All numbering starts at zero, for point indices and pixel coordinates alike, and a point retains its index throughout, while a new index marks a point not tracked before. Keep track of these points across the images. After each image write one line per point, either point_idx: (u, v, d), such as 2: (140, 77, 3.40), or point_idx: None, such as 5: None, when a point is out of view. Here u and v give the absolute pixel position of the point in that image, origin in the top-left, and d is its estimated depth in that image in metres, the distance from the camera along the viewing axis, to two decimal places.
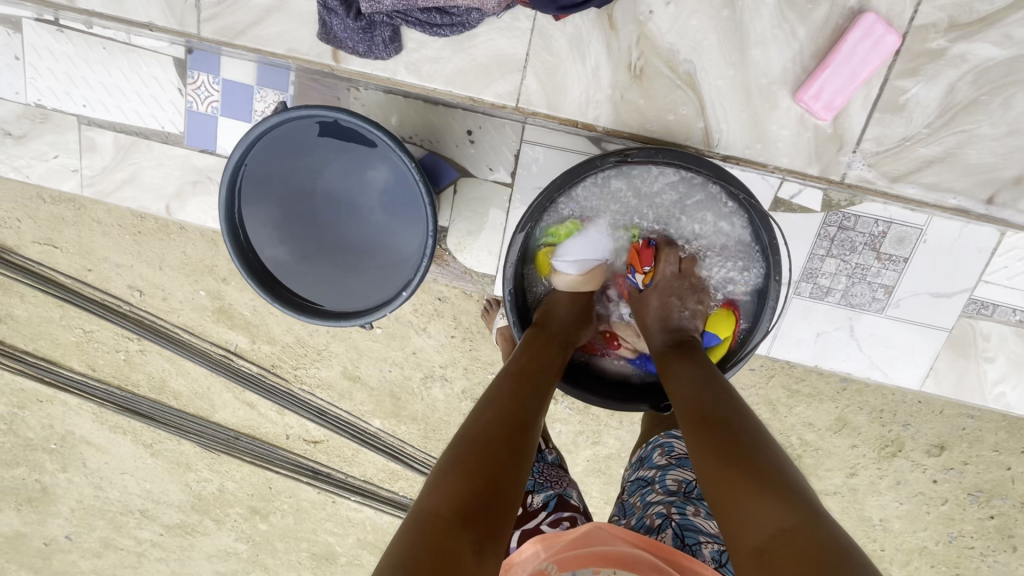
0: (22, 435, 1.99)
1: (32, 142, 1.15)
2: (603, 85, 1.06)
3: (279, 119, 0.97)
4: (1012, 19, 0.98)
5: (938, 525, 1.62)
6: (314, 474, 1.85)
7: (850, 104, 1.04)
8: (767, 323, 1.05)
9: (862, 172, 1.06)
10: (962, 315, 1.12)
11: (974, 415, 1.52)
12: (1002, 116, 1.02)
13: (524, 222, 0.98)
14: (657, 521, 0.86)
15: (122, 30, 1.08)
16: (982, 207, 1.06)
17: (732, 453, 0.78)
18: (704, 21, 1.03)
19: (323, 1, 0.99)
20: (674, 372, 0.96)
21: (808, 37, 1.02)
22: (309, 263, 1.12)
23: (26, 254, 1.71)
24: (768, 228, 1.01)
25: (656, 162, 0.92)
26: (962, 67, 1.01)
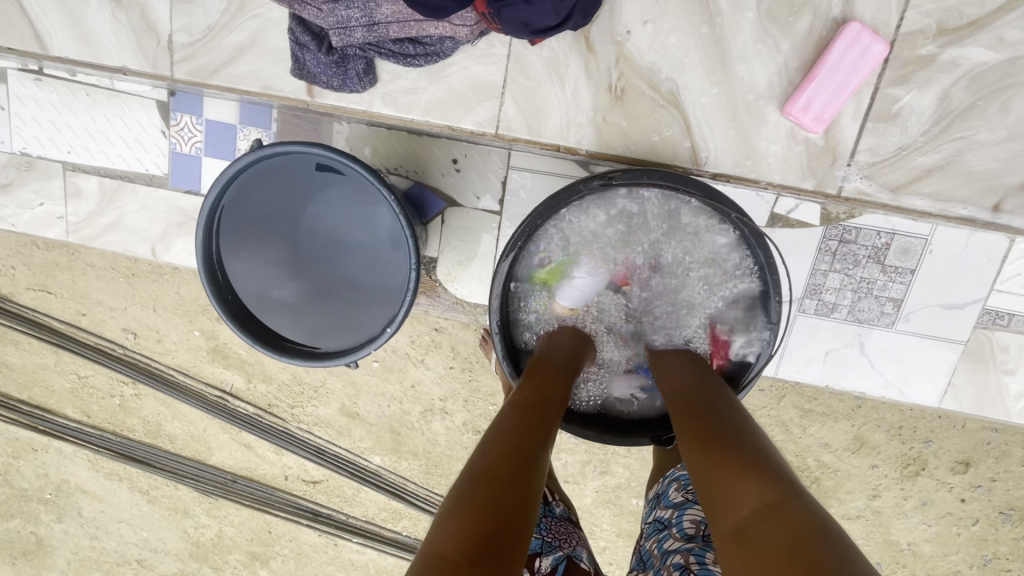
0: (17, 485, 1.95)
1: (18, 191, 1.14)
2: (585, 108, 1.05)
3: (254, 158, 0.95)
4: (1004, 21, 0.97)
5: (970, 547, 1.54)
6: (314, 515, 1.79)
7: (842, 116, 1.02)
8: (769, 346, 1.01)
9: (860, 184, 1.04)
10: (977, 326, 1.06)
11: (997, 429, 1.45)
12: (1001, 121, 1.00)
13: (506, 254, 0.96)
14: (675, 574, 0.79)
15: (105, 77, 1.08)
16: (988, 215, 1.03)
17: (724, 444, 0.80)
18: (684, 38, 1.02)
19: (295, 37, 1.00)
20: (665, 375, 0.99)
21: (793, 49, 1.01)
22: (293, 301, 1.10)
23: (21, 301, 1.71)
24: (762, 245, 0.97)
25: (639, 183, 0.90)
26: (955, 72, 0.99)
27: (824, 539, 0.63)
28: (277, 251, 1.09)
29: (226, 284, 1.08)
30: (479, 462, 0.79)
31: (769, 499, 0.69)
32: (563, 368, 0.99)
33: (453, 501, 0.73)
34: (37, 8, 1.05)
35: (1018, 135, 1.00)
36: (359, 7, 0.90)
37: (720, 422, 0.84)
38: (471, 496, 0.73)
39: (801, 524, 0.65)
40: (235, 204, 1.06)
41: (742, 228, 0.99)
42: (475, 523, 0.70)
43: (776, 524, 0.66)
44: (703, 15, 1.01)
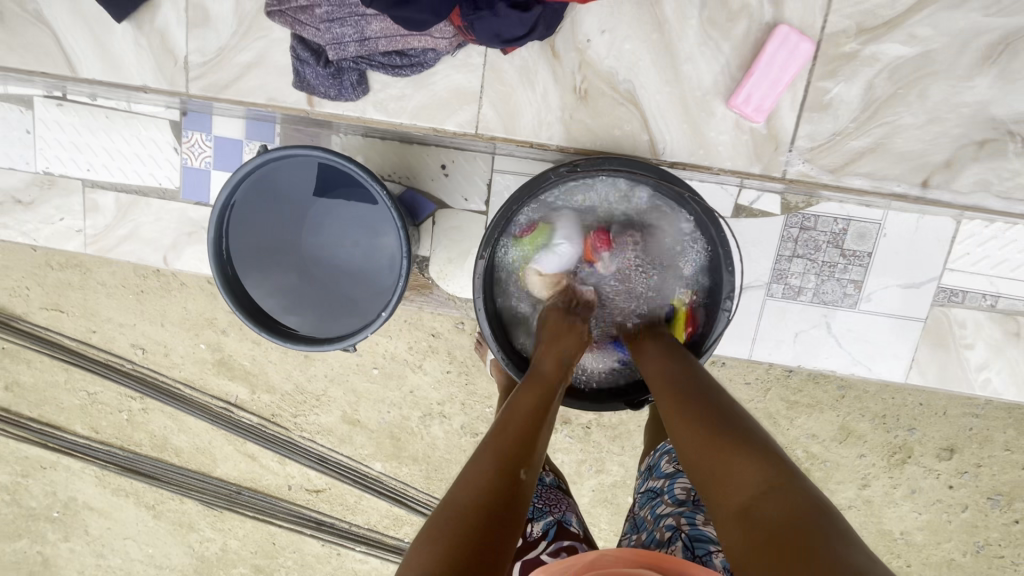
0: (26, 504, 1.98)
1: (40, 208, 1.21)
2: (552, 106, 1.03)
3: (259, 161, 0.99)
4: (916, 19, 0.95)
5: (962, 535, 1.56)
6: (318, 524, 1.81)
7: (780, 107, 1.00)
8: (726, 307, 1.04)
9: (802, 168, 1.02)
10: (934, 305, 1.06)
11: (978, 415, 1.49)
12: (922, 107, 0.98)
13: (483, 249, 0.98)
14: (666, 534, 0.84)
15: (123, 99, 1.14)
16: (918, 190, 1.01)
17: (714, 432, 0.80)
18: (638, 44, 1.00)
19: (296, 52, 1.02)
20: (649, 365, 0.99)
21: (734, 49, 0.98)
22: (295, 289, 1.14)
23: (34, 321, 1.77)
24: (716, 223, 1.00)
25: (605, 169, 0.92)
26: (877, 66, 0.97)
27: (828, 518, 0.64)
28: (277, 243, 1.13)
29: (234, 277, 1.11)
30: (471, 480, 0.77)
31: (760, 480, 0.71)
32: (550, 363, 0.99)
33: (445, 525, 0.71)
34: (64, 31, 1.08)
35: (939, 118, 0.98)
36: (352, 23, 0.95)
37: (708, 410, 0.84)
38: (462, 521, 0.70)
39: (803, 499, 0.66)
40: (242, 206, 1.11)
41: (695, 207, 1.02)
42: (470, 546, 0.68)
43: (769, 504, 0.68)
44: (653, 19, 0.98)
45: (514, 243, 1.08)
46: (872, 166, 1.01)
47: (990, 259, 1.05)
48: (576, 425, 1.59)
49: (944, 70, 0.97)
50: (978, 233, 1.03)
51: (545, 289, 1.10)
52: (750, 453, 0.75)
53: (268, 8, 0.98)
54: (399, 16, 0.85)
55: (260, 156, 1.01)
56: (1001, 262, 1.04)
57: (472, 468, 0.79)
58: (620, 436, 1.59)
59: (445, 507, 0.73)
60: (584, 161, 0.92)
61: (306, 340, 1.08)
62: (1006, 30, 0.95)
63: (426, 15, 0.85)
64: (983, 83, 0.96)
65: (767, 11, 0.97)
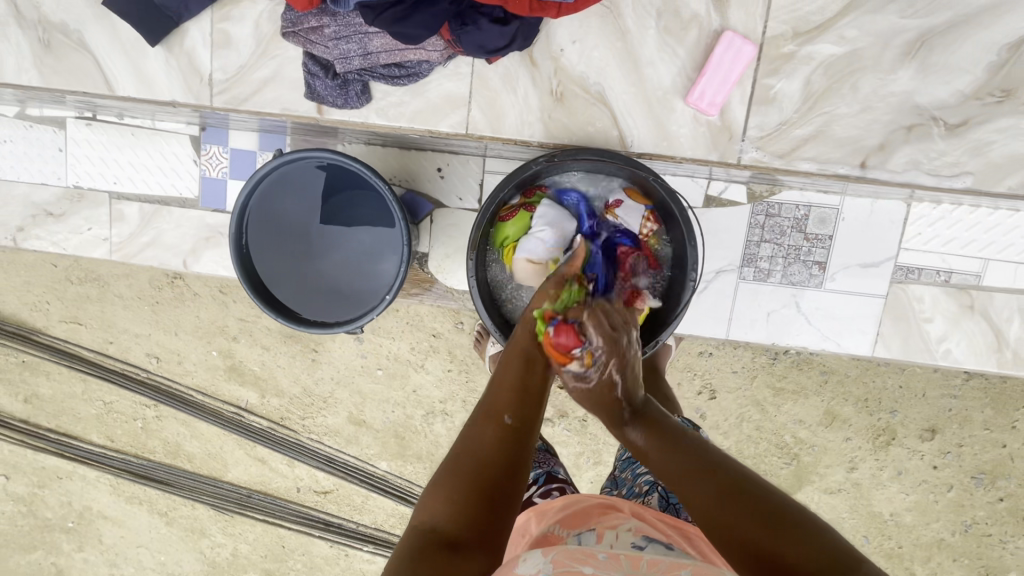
0: (42, 515, 1.99)
1: (71, 219, 1.31)
2: (533, 107, 1.12)
3: (278, 163, 1.08)
4: (845, 21, 1.05)
5: (950, 514, 1.58)
6: (326, 525, 1.84)
7: (730, 101, 1.09)
8: (691, 277, 1.04)
9: (754, 155, 1.11)
10: (893, 281, 1.18)
11: (957, 396, 1.51)
12: (853, 98, 1.08)
13: (472, 249, 1.05)
14: (645, 486, 0.95)
15: (148, 118, 1.25)
16: (857, 171, 1.10)
17: (754, 515, 0.66)
18: (604, 52, 1.09)
19: (306, 67, 1.11)
20: (653, 453, 0.77)
21: (687, 54, 1.08)
22: (306, 283, 1.20)
23: (54, 333, 1.79)
24: (676, 201, 1.02)
25: (581, 159, 1.00)
26: (812, 63, 1.07)
27: None
28: (290, 240, 1.19)
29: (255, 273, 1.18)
30: (472, 443, 0.77)
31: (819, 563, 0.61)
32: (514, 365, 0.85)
33: (455, 486, 0.72)
34: (104, 55, 1.16)
35: (871, 107, 1.08)
36: (356, 40, 1.04)
37: (736, 490, 0.69)
38: (468, 479, 0.72)
39: None
40: (259, 206, 1.17)
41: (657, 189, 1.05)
42: (482, 503, 0.70)
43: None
44: (617, 30, 1.08)
45: (499, 231, 1.11)
46: (813, 152, 1.10)
47: (939, 238, 1.17)
48: (573, 418, 1.61)
49: (868, 65, 1.06)
50: (927, 214, 1.15)
51: (530, 275, 1.09)
52: (799, 531, 0.64)
53: (282, 29, 1.07)
54: (396, 32, 0.97)
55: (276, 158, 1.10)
56: (949, 239, 1.16)
57: (476, 438, 0.77)
58: None
59: (448, 476, 0.73)
60: (562, 154, 1.00)
61: (318, 326, 1.14)
62: (921, 29, 1.04)
63: (419, 31, 0.97)
64: (905, 75, 1.06)
65: (711, 19, 1.07)
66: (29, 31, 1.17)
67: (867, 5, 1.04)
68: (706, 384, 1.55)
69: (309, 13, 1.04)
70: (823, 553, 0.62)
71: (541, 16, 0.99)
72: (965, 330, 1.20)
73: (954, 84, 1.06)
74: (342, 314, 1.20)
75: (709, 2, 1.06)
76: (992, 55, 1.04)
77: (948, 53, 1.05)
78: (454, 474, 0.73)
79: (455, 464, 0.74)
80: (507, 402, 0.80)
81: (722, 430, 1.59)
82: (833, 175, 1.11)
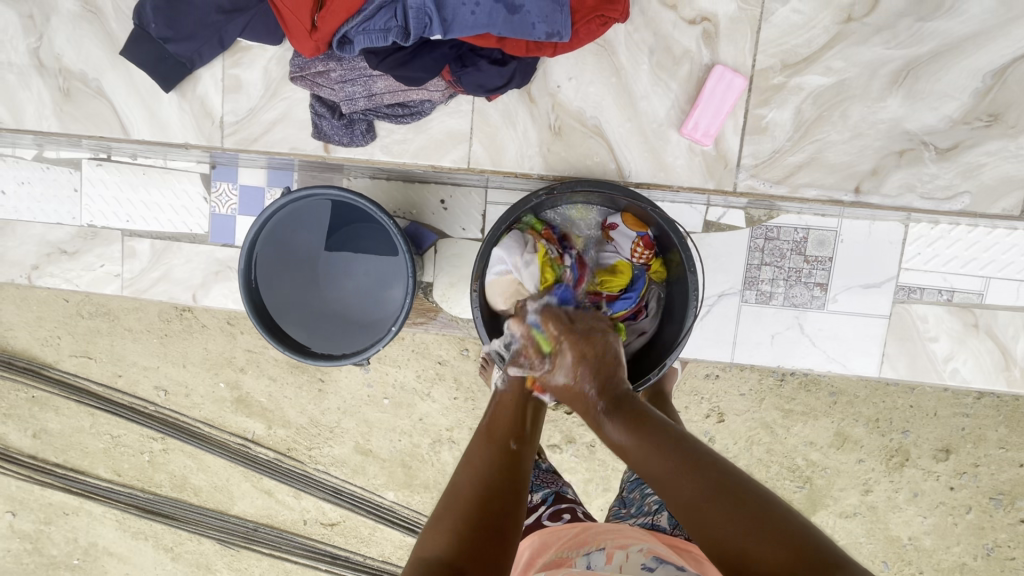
0: (47, 552, 1.97)
1: (83, 256, 1.35)
2: (532, 141, 1.15)
3: (287, 200, 1.10)
4: (831, 54, 1.08)
5: (970, 537, 1.54)
6: (333, 559, 1.81)
7: (725, 131, 1.12)
8: (693, 304, 1.04)
9: (749, 181, 1.13)
10: (895, 301, 1.19)
11: (968, 414, 1.49)
12: (845, 125, 1.10)
13: (476, 283, 1.04)
14: (655, 506, 0.96)
15: (160, 158, 1.29)
16: (851, 196, 1.12)
17: (742, 522, 0.64)
18: (601, 86, 1.12)
19: (313, 108, 1.14)
20: (637, 454, 0.75)
21: (681, 87, 1.12)
22: (314, 315, 1.21)
23: (63, 367, 1.81)
24: (675, 230, 1.03)
25: (578, 191, 1.02)
26: (802, 94, 1.10)
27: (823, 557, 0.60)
28: (297, 273, 1.21)
29: (263, 305, 1.19)
30: (476, 471, 0.79)
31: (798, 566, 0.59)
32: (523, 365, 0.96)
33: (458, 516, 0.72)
34: (121, 101, 1.21)
35: (863, 133, 1.10)
36: (361, 82, 1.08)
37: (722, 487, 0.68)
38: (474, 507, 0.73)
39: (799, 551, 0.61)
40: (267, 239, 1.19)
41: (655, 218, 1.06)
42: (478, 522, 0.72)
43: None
44: (611, 67, 1.12)
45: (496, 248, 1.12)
46: (810, 178, 1.12)
47: (938, 257, 1.17)
48: (581, 444, 1.56)
49: (858, 94, 1.09)
50: (924, 234, 1.16)
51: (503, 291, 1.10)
52: (770, 528, 0.63)
53: (290, 73, 1.10)
54: (400, 75, 1.00)
55: (285, 196, 1.12)
56: (951, 259, 1.17)
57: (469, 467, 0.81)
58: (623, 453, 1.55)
59: (449, 504, 0.75)
60: (561, 185, 1.02)
61: (325, 359, 1.15)
62: (907, 58, 1.07)
63: (421, 73, 1.01)
64: (894, 103, 1.09)
65: (702, 54, 1.10)
66: (50, 80, 1.22)
67: (853, 37, 1.07)
68: (713, 407, 1.53)
69: (316, 59, 1.08)
70: (778, 534, 0.62)
71: (538, 56, 1.04)
72: (972, 349, 1.20)
73: (943, 109, 1.08)
74: (349, 346, 1.20)
75: (698, 39, 1.10)
76: (978, 82, 1.07)
77: (935, 80, 1.07)
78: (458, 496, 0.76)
79: (465, 489, 0.76)
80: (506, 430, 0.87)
81: (732, 454, 1.57)
82: (830, 201, 1.13)
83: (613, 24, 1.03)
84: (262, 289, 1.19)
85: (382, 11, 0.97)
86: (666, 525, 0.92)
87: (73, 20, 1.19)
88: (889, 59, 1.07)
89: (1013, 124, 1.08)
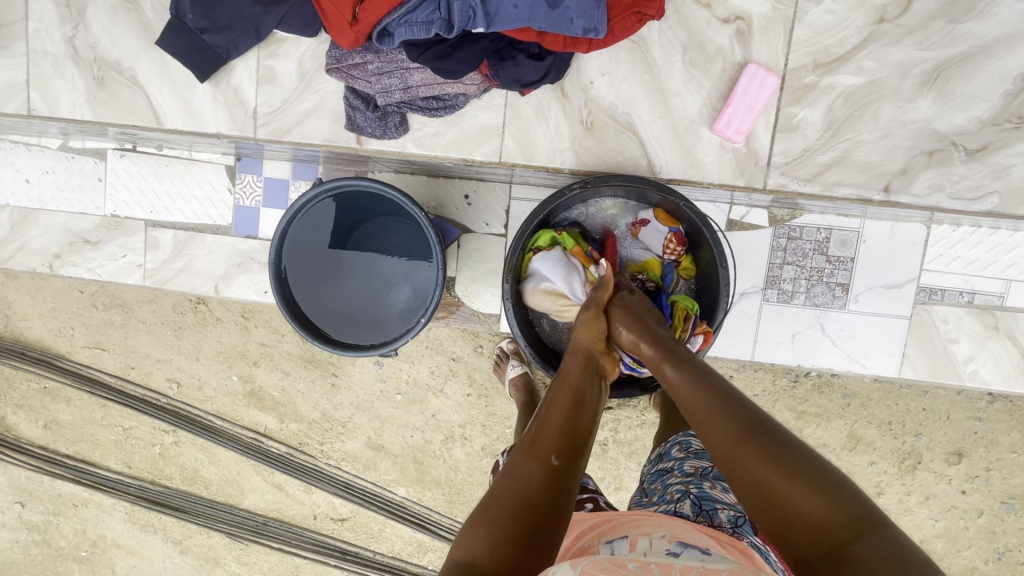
0: (55, 544, 1.97)
1: (106, 246, 1.36)
2: (564, 137, 1.16)
3: (319, 191, 1.11)
4: (862, 55, 1.09)
5: (981, 541, 1.54)
6: (342, 554, 1.81)
7: (756, 129, 1.13)
8: (724, 299, 1.06)
9: (778, 180, 1.14)
10: (916, 302, 1.20)
11: (981, 418, 1.49)
12: (875, 125, 1.11)
13: (508, 274, 1.09)
14: (676, 494, 0.94)
15: (185, 149, 1.31)
16: (881, 196, 1.12)
17: (782, 466, 0.70)
18: (633, 83, 1.13)
19: (347, 100, 1.15)
20: (685, 388, 0.85)
21: (713, 85, 1.13)
22: (341, 307, 1.23)
23: (76, 359, 1.81)
24: (707, 225, 1.05)
25: (614, 185, 1.03)
26: (833, 93, 1.11)
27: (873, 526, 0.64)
28: (325, 266, 1.22)
29: (290, 295, 1.20)
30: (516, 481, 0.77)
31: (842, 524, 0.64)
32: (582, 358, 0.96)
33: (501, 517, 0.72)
34: (153, 91, 1.22)
35: (892, 133, 1.11)
36: (397, 74, 1.08)
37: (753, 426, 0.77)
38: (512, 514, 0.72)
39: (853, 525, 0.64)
40: (295, 230, 1.20)
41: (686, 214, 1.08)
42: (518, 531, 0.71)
43: (855, 552, 0.61)
44: (645, 64, 1.13)
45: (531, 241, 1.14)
46: (840, 177, 1.12)
47: (961, 259, 1.18)
48: (595, 442, 1.56)
49: (888, 94, 1.10)
50: (947, 236, 1.17)
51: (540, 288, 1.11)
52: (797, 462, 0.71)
53: (327, 65, 1.11)
54: (439, 67, 1.02)
55: (317, 187, 1.13)
56: (973, 260, 1.18)
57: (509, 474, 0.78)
58: (636, 452, 1.55)
59: (489, 510, 0.73)
60: (595, 180, 1.04)
61: (354, 350, 1.16)
62: (938, 59, 1.08)
63: (460, 66, 1.02)
64: (924, 103, 1.09)
65: (735, 52, 1.11)
66: (83, 69, 1.22)
67: (885, 38, 1.08)
68: None
69: (353, 51, 1.09)
70: (825, 490, 0.67)
71: (573, 51, 1.05)
72: (992, 351, 1.21)
73: (973, 111, 1.09)
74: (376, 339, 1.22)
75: (732, 37, 1.11)
76: (1008, 84, 1.08)
77: (966, 82, 1.08)
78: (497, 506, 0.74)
79: (503, 497, 0.75)
80: (554, 444, 0.80)
81: None
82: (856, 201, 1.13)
83: (648, 21, 1.04)
84: (290, 280, 1.20)
85: (425, 3, 0.97)
86: (689, 512, 0.89)
87: (108, 10, 1.20)
88: (919, 60, 1.08)
89: None
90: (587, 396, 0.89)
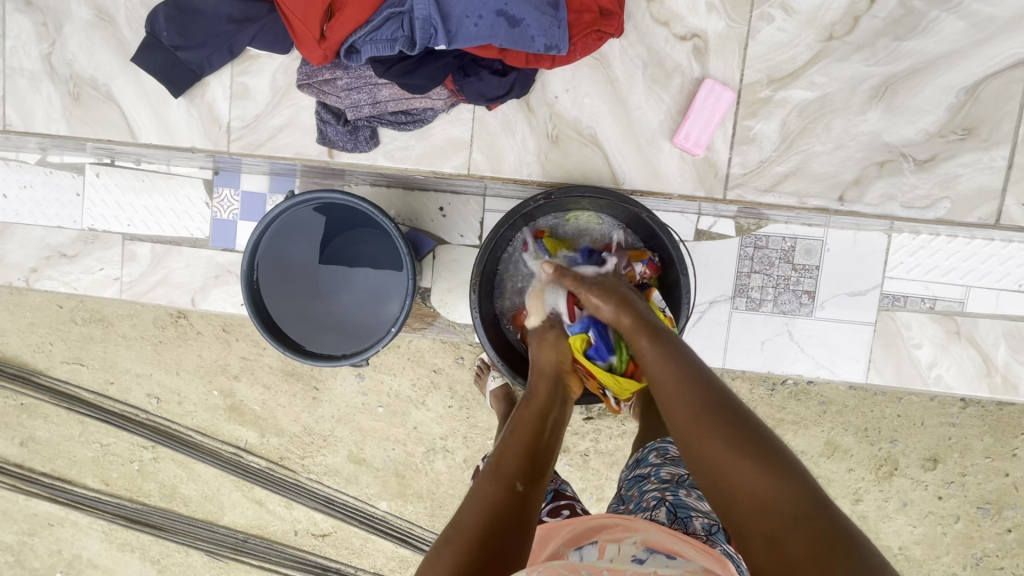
0: (30, 565, 1.93)
1: (83, 260, 1.36)
2: (530, 149, 1.19)
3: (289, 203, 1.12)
4: (816, 69, 1.13)
5: (959, 547, 1.55)
6: (324, 571, 1.79)
7: (714, 142, 1.16)
8: (686, 306, 1.09)
9: (739, 190, 1.17)
10: (880, 309, 1.23)
11: (955, 423, 1.51)
12: (829, 136, 1.15)
13: (473, 284, 1.10)
14: (652, 502, 0.95)
15: (163, 163, 1.32)
16: (836, 204, 1.16)
17: (734, 440, 0.73)
18: (596, 98, 1.17)
19: (319, 115, 1.18)
20: (654, 363, 0.86)
21: (672, 99, 1.16)
22: (316, 320, 1.25)
23: (54, 374, 1.79)
24: (667, 234, 1.09)
25: (577, 196, 1.06)
26: (787, 107, 1.15)
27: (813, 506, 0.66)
28: (299, 280, 1.24)
29: (263, 307, 1.21)
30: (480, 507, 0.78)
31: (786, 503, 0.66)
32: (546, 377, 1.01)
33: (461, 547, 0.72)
34: (129, 106, 1.23)
35: (845, 144, 1.14)
36: (366, 90, 1.12)
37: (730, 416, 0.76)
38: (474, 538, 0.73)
39: (791, 500, 0.66)
40: (268, 244, 1.21)
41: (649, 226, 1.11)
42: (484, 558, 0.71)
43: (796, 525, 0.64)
44: (607, 79, 1.16)
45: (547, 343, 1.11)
46: (797, 187, 1.16)
47: (921, 266, 1.22)
48: (576, 453, 1.56)
49: (840, 107, 1.14)
50: (906, 244, 1.21)
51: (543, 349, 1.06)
52: (778, 467, 0.70)
53: (298, 81, 1.14)
54: (404, 82, 1.05)
55: (287, 199, 1.15)
56: (932, 267, 1.22)
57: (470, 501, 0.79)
58: (617, 462, 1.55)
59: (454, 542, 0.73)
60: (558, 191, 1.07)
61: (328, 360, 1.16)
62: (886, 75, 1.13)
63: (425, 82, 1.05)
64: (874, 116, 1.14)
65: (693, 68, 1.15)
66: (60, 85, 1.24)
67: (835, 54, 1.13)
68: None
69: (322, 67, 1.12)
70: (770, 465, 0.70)
71: (536, 68, 1.08)
72: (954, 356, 1.24)
73: (920, 123, 1.13)
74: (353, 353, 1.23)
75: (689, 54, 1.15)
76: (952, 98, 1.12)
77: (912, 96, 1.13)
78: (460, 530, 0.74)
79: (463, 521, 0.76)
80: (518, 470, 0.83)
81: None
82: (816, 211, 1.17)
83: (608, 38, 1.09)
84: (263, 292, 1.21)
85: (389, 22, 1.02)
86: (664, 519, 0.89)
87: (86, 28, 1.22)
88: (868, 75, 1.13)
89: (987, 137, 1.13)
90: (552, 412, 0.95)
